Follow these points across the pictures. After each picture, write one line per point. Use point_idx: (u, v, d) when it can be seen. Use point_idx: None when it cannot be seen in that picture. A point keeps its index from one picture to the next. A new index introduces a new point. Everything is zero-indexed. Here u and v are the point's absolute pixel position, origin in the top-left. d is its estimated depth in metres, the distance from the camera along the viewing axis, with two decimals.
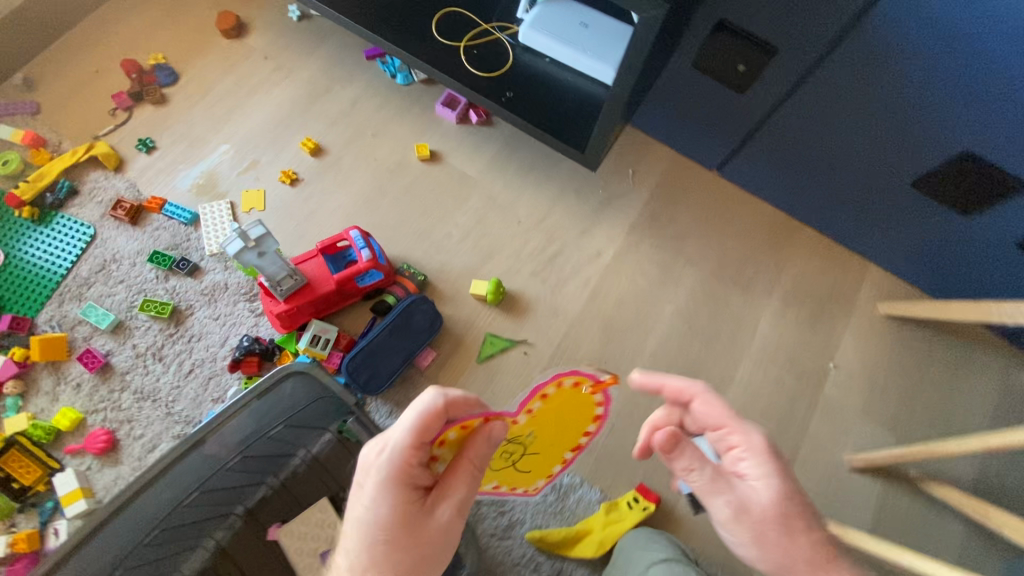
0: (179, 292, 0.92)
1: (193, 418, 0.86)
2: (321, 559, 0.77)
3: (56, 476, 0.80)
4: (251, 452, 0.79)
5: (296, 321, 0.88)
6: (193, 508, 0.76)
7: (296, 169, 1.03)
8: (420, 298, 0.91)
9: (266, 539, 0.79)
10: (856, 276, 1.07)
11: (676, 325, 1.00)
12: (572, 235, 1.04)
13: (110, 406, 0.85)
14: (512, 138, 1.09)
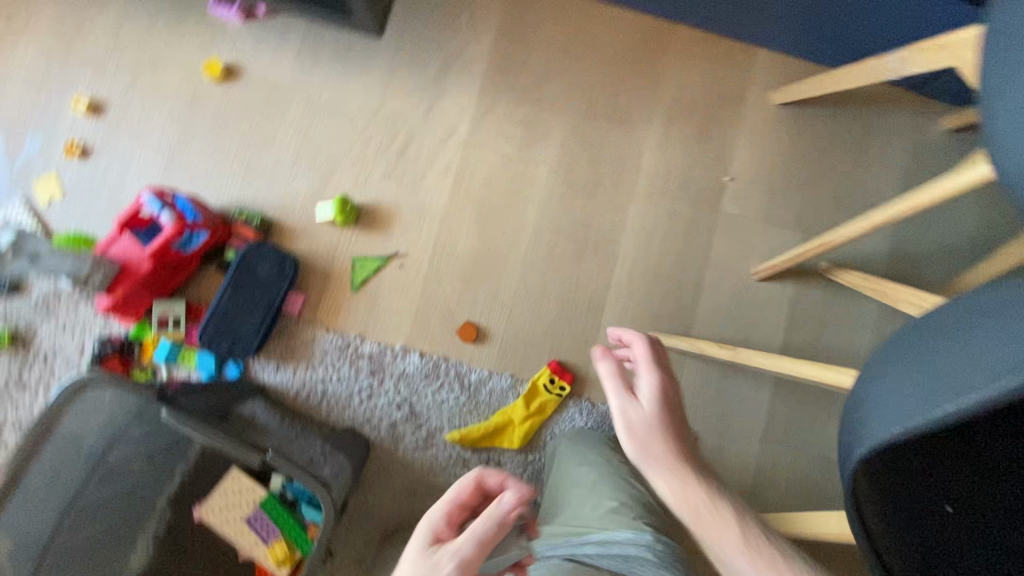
0: (13, 314, 1.10)
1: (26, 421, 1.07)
2: (247, 523, 1.01)
3: None
4: (79, 520, 0.91)
5: (140, 311, 1.05)
6: (98, 518, 0.94)
7: (76, 142, 1.16)
8: (255, 247, 1.08)
9: (192, 519, 1.05)
10: (516, 100, 1.21)
11: (444, 171, 1.18)
12: (305, 154, 1.17)
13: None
14: (175, 101, 1.18)
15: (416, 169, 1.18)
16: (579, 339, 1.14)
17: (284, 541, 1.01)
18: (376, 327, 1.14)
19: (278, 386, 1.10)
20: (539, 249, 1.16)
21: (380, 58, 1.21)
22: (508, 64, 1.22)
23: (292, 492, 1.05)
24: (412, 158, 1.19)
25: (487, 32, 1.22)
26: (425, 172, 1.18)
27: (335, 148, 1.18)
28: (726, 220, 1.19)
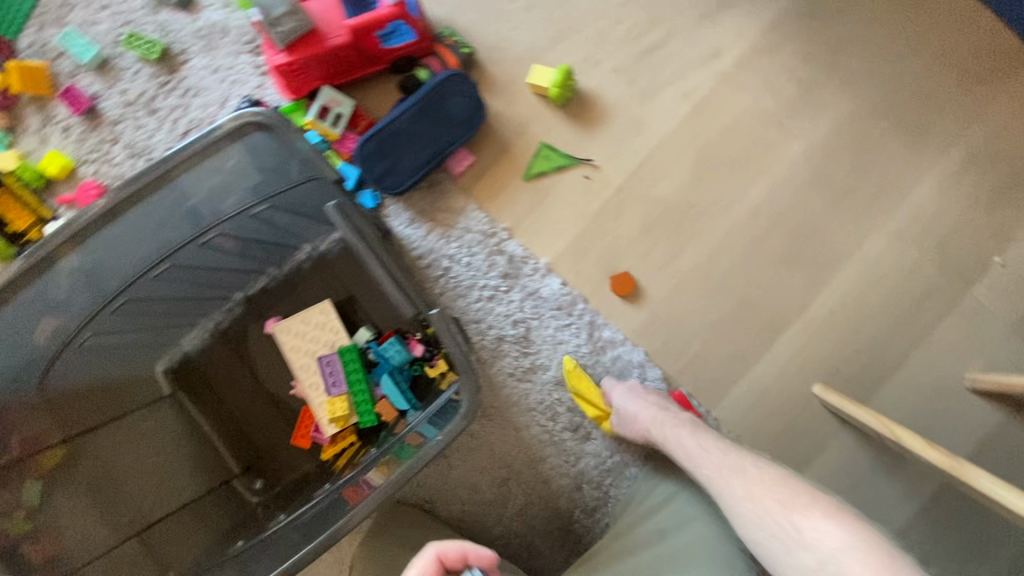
0: (171, 30, 0.96)
1: (142, 149, 0.96)
2: (317, 362, 0.91)
3: (51, 223, 0.94)
4: (160, 276, 0.88)
5: (305, 88, 0.90)
6: (172, 282, 0.90)
7: None
8: (458, 77, 0.89)
9: (263, 329, 0.95)
10: (809, 52, 0.95)
11: (687, 95, 0.95)
12: (545, 2, 0.96)
13: (104, 159, 0.96)
14: None
15: (657, 78, 0.95)
16: (737, 352, 0.96)
17: (345, 400, 0.89)
18: (527, 230, 0.97)
19: (404, 239, 0.96)
20: (743, 235, 0.96)
21: None
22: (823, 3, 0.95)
23: (374, 355, 0.91)
24: (659, 63, 0.95)
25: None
26: (665, 88, 0.95)
27: (578, 11, 0.96)
28: (970, 304, 0.96)
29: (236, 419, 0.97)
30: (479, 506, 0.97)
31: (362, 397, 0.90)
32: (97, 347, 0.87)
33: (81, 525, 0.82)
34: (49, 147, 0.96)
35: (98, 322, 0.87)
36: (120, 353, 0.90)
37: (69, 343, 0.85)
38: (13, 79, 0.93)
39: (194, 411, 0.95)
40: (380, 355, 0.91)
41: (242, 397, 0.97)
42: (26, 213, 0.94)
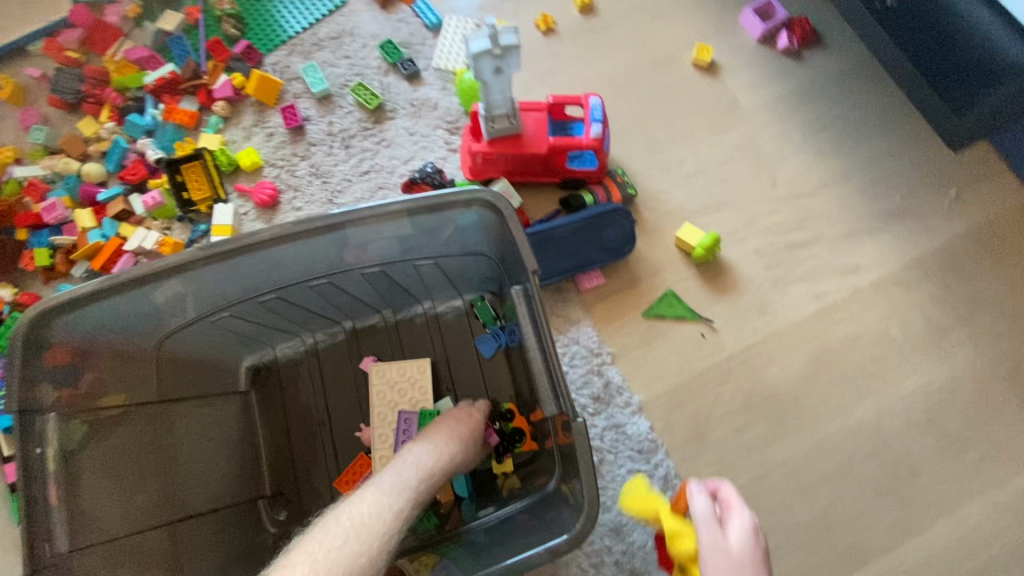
0: (391, 92, 1.11)
1: (323, 172, 1.07)
2: (396, 415, 0.91)
3: (220, 204, 1.04)
4: (300, 291, 0.87)
5: (484, 173, 1.01)
6: (305, 298, 0.90)
7: (550, 17, 1.15)
8: (622, 212, 0.97)
9: (358, 364, 0.97)
10: (940, 299, 0.99)
11: (815, 296, 1.00)
12: (710, 177, 1.06)
13: (286, 168, 1.07)
14: (647, 49, 1.13)
15: (793, 271, 1.01)
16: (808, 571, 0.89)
17: None
18: (632, 364, 0.98)
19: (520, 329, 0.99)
20: (840, 447, 0.94)
21: (847, 158, 1.06)
22: (962, 261, 1.01)
23: None
24: (797, 260, 1.02)
25: (966, 218, 1.03)
26: (798, 282, 1.01)
27: (736, 192, 1.06)
28: None
29: (288, 439, 0.96)
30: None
31: None
32: (210, 330, 0.85)
33: (108, 501, 0.72)
34: (248, 143, 1.08)
35: (225, 311, 0.84)
36: (224, 339, 0.90)
37: (187, 321, 0.82)
38: (251, 85, 1.08)
39: (257, 416, 0.96)
40: None
41: (304, 418, 0.96)
42: (205, 188, 1.04)
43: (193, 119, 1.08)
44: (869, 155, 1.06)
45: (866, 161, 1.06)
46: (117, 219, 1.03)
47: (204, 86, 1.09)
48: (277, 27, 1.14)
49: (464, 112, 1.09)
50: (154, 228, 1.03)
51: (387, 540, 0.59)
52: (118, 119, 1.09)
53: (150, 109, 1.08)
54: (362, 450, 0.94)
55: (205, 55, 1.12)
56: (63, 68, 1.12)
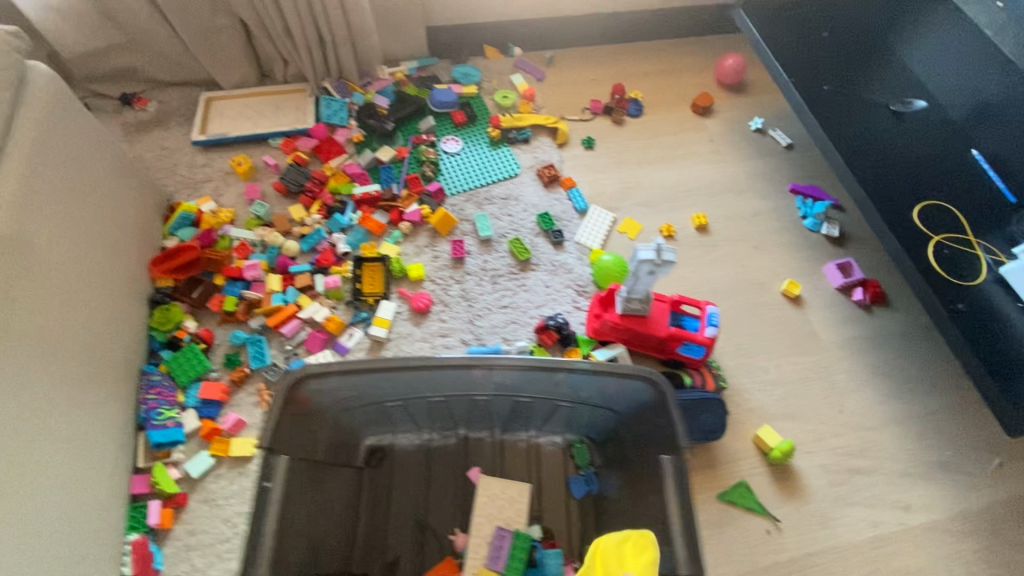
0: (538, 250, 1.37)
1: (468, 299, 1.30)
2: (492, 528, 1.00)
3: (384, 301, 1.26)
4: (451, 401, 1.03)
5: (604, 336, 1.21)
6: (448, 406, 1.05)
7: (671, 228, 1.45)
8: (717, 402, 1.12)
9: (466, 472, 1.09)
10: (983, 558, 1.10)
11: (869, 523, 1.12)
12: (787, 390, 1.25)
13: (440, 286, 1.31)
14: (746, 272, 1.40)
15: (852, 494, 1.15)
16: None
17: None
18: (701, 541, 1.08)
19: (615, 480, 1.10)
20: None
21: (904, 405, 1.25)
22: (1003, 527, 1.13)
23: (536, 555, 1.00)
24: (855, 485, 1.16)
25: (1008, 488, 1.17)
26: (856, 505, 1.14)
27: (808, 408, 1.23)
28: None
29: (385, 524, 1.05)
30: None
31: None
32: (369, 412, 1.01)
33: (288, 543, 0.84)
34: (417, 259, 1.33)
35: (389, 402, 1.00)
36: (370, 421, 1.04)
37: (364, 403, 0.98)
38: (435, 217, 1.36)
39: (361, 494, 1.05)
40: (540, 558, 0.99)
41: (403, 508, 1.07)
42: (377, 285, 1.27)
43: (381, 228, 1.34)
44: (924, 408, 1.25)
45: (921, 412, 1.24)
46: (299, 289, 1.25)
47: (397, 208, 1.38)
48: (466, 178, 1.47)
49: (593, 282, 1.33)
50: (325, 304, 1.24)
51: None
52: (324, 214, 1.36)
53: (350, 213, 1.36)
54: (450, 554, 1.02)
55: (404, 185, 1.42)
56: (293, 164, 1.42)
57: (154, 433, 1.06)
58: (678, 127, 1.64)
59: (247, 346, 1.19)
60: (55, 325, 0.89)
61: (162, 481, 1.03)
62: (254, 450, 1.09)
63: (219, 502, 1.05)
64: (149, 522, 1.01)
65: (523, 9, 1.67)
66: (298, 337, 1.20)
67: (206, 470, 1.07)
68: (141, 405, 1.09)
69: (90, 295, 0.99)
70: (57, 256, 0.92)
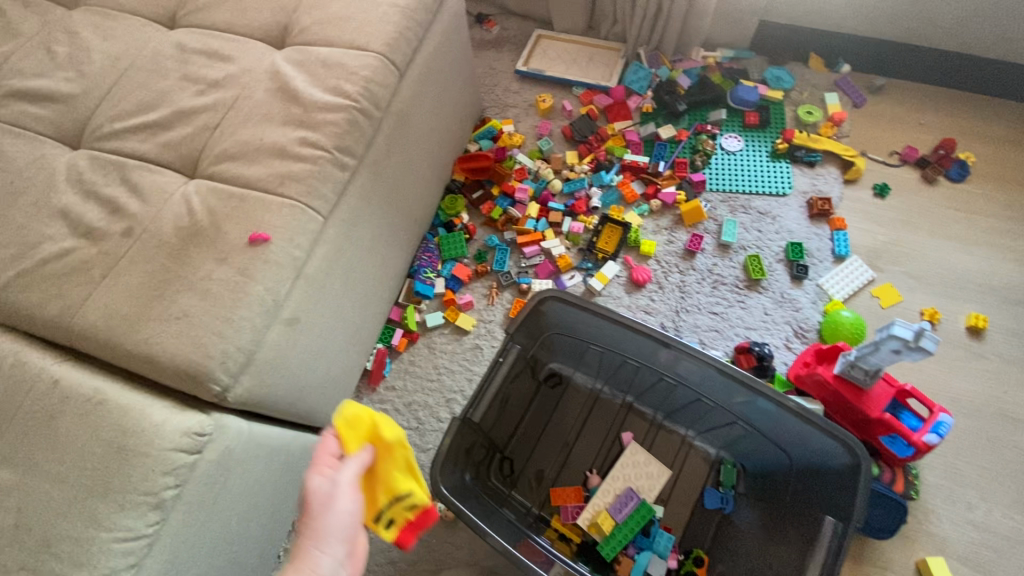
0: (774, 276, 1.36)
1: (683, 291, 1.36)
2: (624, 487, 1.14)
3: (611, 260, 1.39)
4: (641, 370, 1.13)
5: (801, 386, 1.20)
6: (633, 373, 1.16)
7: (934, 313, 1.30)
8: (896, 506, 1.06)
9: (621, 433, 1.22)
10: None
11: None
12: (988, 538, 1.10)
13: (663, 268, 1.39)
14: (1005, 399, 1.20)
15: None
16: None
17: (609, 522, 1.09)
18: None
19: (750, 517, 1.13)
20: None
21: None
22: None
23: (651, 529, 1.11)
24: None
25: None
26: None
27: (1006, 570, 1.07)
28: None
29: (540, 434, 1.25)
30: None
31: (620, 537, 1.08)
32: (571, 345, 1.17)
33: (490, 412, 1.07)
34: (654, 236, 1.43)
35: (591, 347, 1.14)
36: (568, 352, 1.21)
37: (574, 337, 1.14)
38: (688, 205, 1.42)
39: (533, 402, 1.25)
40: (653, 533, 1.10)
41: (558, 430, 1.25)
42: (611, 245, 1.41)
43: (633, 198, 1.45)
44: None
45: None
46: (549, 222, 1.46)
47: (657, 184, 1.46)
48: (732, 180, 1.48)
49: (816, 331, 1.29)
50: (563, 243, 1.43)
51: None
52: (593, 166, 1.51)
53: (613, 174, 1.49)
54: (579, 485, 1.18)
55: (670, 166, 1.50)
56: (585, 115, 1.59)
57: (418, 284, 1.39)
58: (1004, 210, 1.40)
59: (495, 250, 1.44)
60: (402, 181, 1.21)
61: (409, 318, 1.37)
62: (472, 328, 1.37)
63: (436, 352, 1.36)
64: (391, 341, 1.35)
65: (876, 27, 1.53)
66: (533, 260, 1.42)
67: (436, 326, 1.38)
68: (415, 259, 1.43)
69: (422, 168, 1.30)
70: (419, 132, 1.22)
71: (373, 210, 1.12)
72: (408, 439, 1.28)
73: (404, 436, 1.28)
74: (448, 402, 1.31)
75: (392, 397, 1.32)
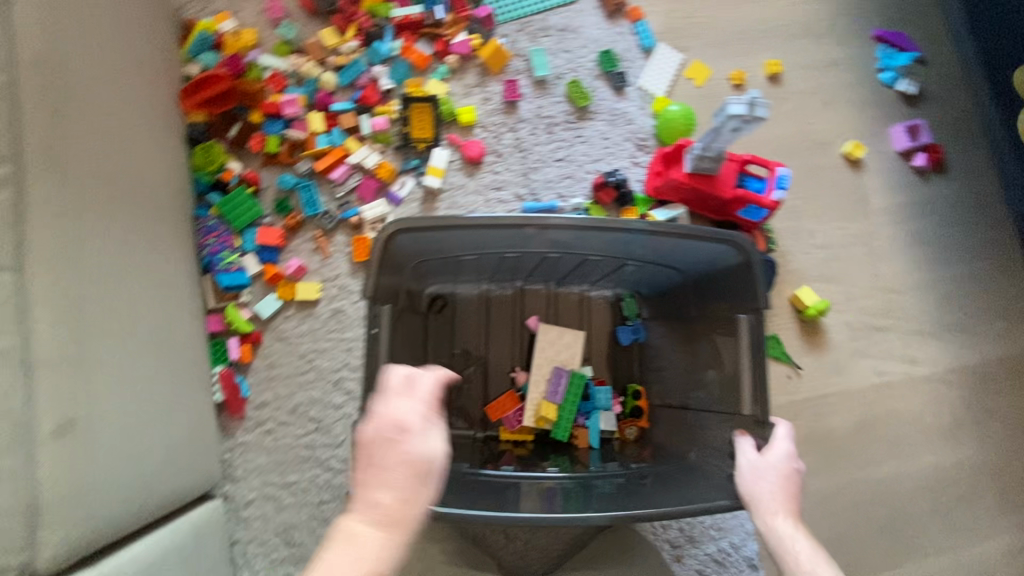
0: (599, 95, 1.27)
1: (521, 150, 1.23)
2: (550, 367, 1.12)
3: (436, 148, 1.18)
4: (520, 254, 1.03)
5: (660, 195, 1.20)
6: (513, 260, 1.06)
7: (741, 76, 1.33)
8: (767, 264, 1.17)
9: (525, 321, 1.17)
10: (964, 401, 1.27)
11: (880, 372, 1.26)
12: (831, 253, 1.28)
13: (493, 133, 1.23)
14: (810, 130, 1.33)
15: (868, 348, 1.26)
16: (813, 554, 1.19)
17: (552, 409, 1.08)
18: None
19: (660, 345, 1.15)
20: (861, 491, 1.22)
21: (934, 270, 1.31)
22: (990, 381, 1.28)
23: (588, 391, 1.12)
24: (874, 340, 1.27)
25: (1003, 348, 1.30)
26: (868, 358, 1.26)
27: (846, 271, 1.28)
28: None
29: (450, 361, 1.14)
30: (538, 553, 1.11)
31: (565, 415, 1.08)
32: (438, 262, 1.01)
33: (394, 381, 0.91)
34: (467, 100, 1.23)
35: (461, 255, 1.01)
36: (441, 268, 1.06)
37: (439, 254, 0.98)
38: (487, 50, 1.21)
39: (428, 337, 1.12)
40: (591, 394, 1.11)
41: (466, 347, 1.15)
42: (426, 130, 1.18)
43: (426, 62, 1.20)
44: (948, 274, 1.31)
45: (945, 278, 1.31)
46: (344, 131, 1.17)
47: (443, 36, 1.22)
48: (518, 1, 1.27)
49: (654, 136, 1.26)
50: (374, 149, 1.17)
51: (752, 481, 0.83)
52: (362, 41, 1.20)
53: (390, 42, 1.20)
54: (509, 389, 1.13)
55: (447, 8, 1.24)
56: None
57: (223, 277, 1.09)
58: None
59: (297, 192, 1.14)
60: (114, 156, 0.83)
61: (235, 321, 1.09)
62: (320, 294, 1.12)
63: (292, 341, 1.11)
64: (230, 356, 1.08)
65: None
66: (348, 184, 1.16)
67: (275, 312, 1.11)
68: (201, 249, 1.09)
69: (137, 130, 0.92)
70: (95, 76, 0.81)
71: (94, 220, 0.77)
72: (314, 444, 1.09)
73: (308, 443, 1.09)
74: (336, 384, 1.11)
75: (269, 412, 1.09)
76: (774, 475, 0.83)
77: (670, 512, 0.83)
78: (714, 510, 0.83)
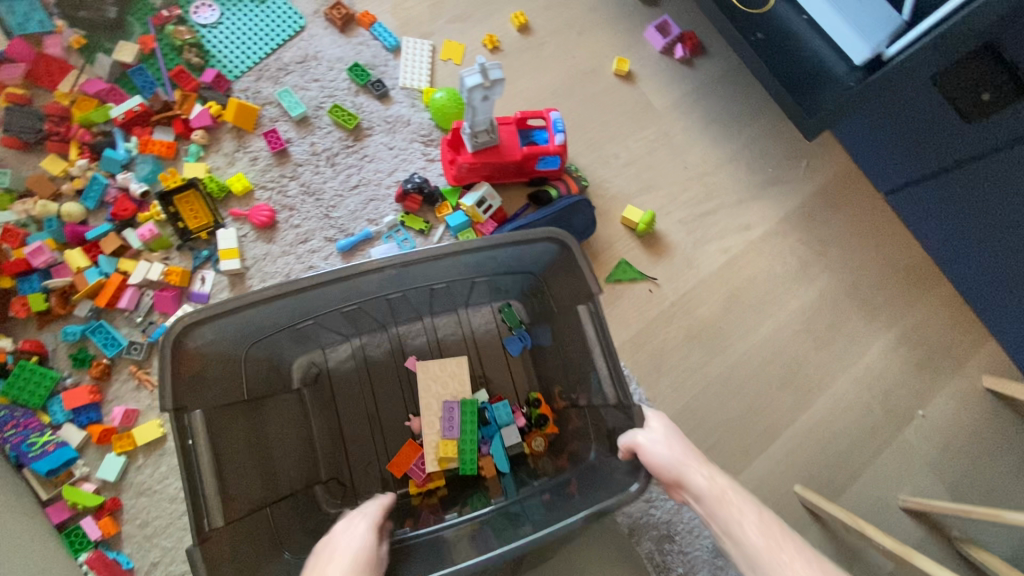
0: (365, 110, 1.23)
1: (315, 194, 1.18)
2: (440, 402, 1.07)
3: (220, 230, 1.10)
4: (359, 306, 1.01)
5: (462, 180, 1.19)
6: (358, 312, 1.04)
7: (494, 38, 1.33)
8: (584, 201, 1.20)
9: (405, 362, 1.13)
10: (804, 241, 1.38)
11: (726, 250, 1.34)
12: (640, 166, 1.34)
13: (276, 189, 1.16)
14: (575, 63, 1.37)
15: (707, 233, 1.34)
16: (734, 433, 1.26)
17: (455, 444, 1.02)
18: None
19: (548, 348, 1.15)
20: (751, 359, 1.30)
21: (733, 140, 1.40)
22: (817, 214, 1.40)
23: (488, 415, 1.09)
24: (708, 224, 1.34)
25: (815, 181, 1.41)
26: (710, 242, 1.33)
27: (660, 175, 1.35)
28: (903, 442, 1.31)
29: (342, 431, 1.09)
30: None
31: (468, 446, 1.02)
32: (277, 342, 0.97)
33: (249, 484, 0.86)
34: (234, 169, 1.15)
35: (296, 326, 0.97)
36: (288, 345, 1.01)
37: (267, 334, 0.94)
38: (229, 112, 1.14)
39: (311, 417, 1.06)
40: (491, 416, 1.09)
41: (359, 412, 1.10)
42: (202, 216, 1.10)
43: (172, 149, 1.12)
44: (746, 138, 1.40)
45: (745, 143, 1.40)
46: (113, 255, 1.07)
47: (178, 116, 1.13)
48: (243, 50, 1.20)
49: (435, 126, 1.25)
50: (153, 259, 1.08)
51: (664, 449, 0.81)
52: (90, 155, 1.10)
53: (122, 144, 1.11)
54: (410, 439, 1.09)
55: (170, 86, 1.15)
56: (12, 107, 1.10)
57: (40, 464, 0.97)
58: None
59: (90, 337, 1.04)
60: None
61: (80, 499, 0.98)
62: (163, 428, 1.03)
63: (156, 489, 1.02)
64: (92, 538, 0.97)
65: None
66: (143, 305, 1.06)
67: (123, 469, 1.01)
68: (3, 445, 0.97)
69: None
70: None
71: None
72: None
73: None
74: None
75: (163, 571, 0.99)
76: (675, 437, 0.83)
77: (601, 510, 0.83)
78: (631, 497, 0.83)
